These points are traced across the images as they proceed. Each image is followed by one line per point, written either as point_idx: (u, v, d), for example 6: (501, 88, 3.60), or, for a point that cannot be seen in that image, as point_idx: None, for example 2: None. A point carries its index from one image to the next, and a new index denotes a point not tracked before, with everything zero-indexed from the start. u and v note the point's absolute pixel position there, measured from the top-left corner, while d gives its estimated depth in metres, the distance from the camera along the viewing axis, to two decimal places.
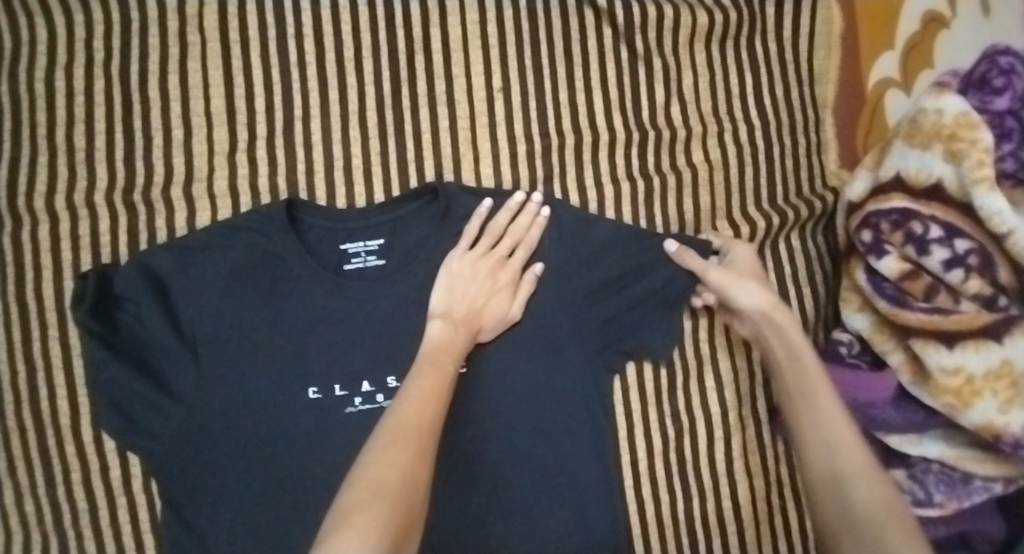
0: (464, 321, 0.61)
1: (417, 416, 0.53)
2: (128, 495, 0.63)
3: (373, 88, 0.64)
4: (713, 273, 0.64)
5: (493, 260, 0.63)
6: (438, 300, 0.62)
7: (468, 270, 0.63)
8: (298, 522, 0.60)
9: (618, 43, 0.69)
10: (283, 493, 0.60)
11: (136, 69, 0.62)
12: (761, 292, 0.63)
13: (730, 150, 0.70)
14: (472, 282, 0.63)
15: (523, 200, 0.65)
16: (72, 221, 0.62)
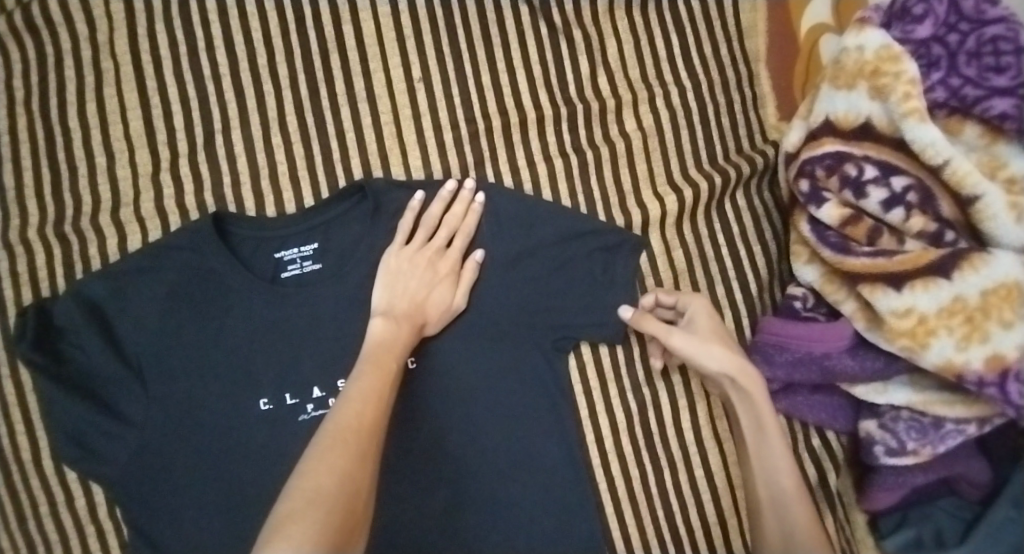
0: (406, 315, 0.60)
1: (358, 419, 0.52)
2: (96, 523, 0.63)
3: (291, 93, 0.65)
4: (677, 338, 0.62)
5: (430, 251, 0.62)
6: (380, 297, 0.61)
7: (407, 264, 0.62)
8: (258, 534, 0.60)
9: (537, 19, 0.68)
10: (242, 507, 0.60)
11: (55, 102, 0.63)
12: (728, 356, 0.61)
13: (663, 114, 0.69)
14: (412, 276, 0.62)
15: (455, 189, 0.65)
16: (9, 259, 0.62)
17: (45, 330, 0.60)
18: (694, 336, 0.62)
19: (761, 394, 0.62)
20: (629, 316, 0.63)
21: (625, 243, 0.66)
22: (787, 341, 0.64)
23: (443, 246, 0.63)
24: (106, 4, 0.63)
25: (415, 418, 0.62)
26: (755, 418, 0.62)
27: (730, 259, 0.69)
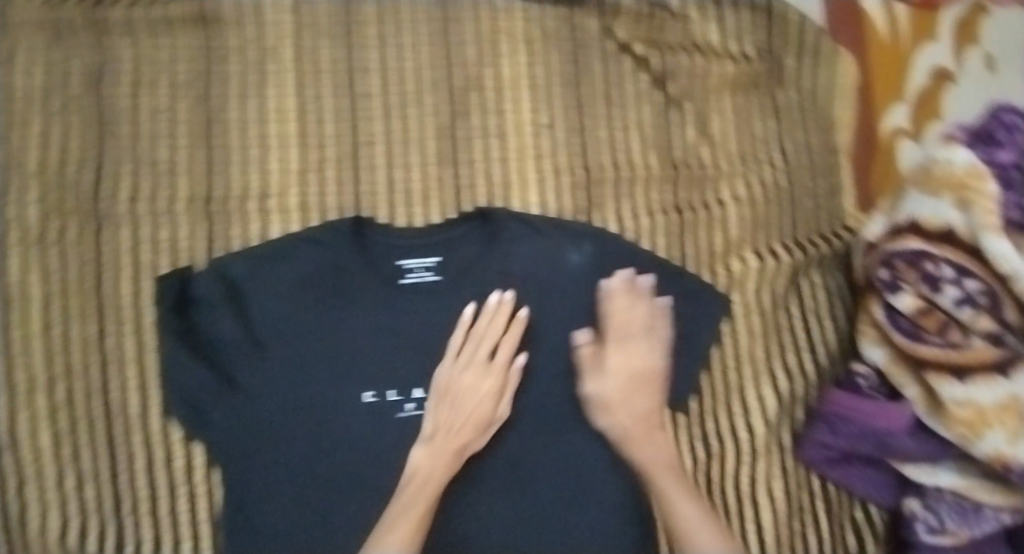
0: (447, 440, 0.64)
1: (394, 533, 0.58)
2: (188, 485, 0.67)
3: (432, 120, 0.71)
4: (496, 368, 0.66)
5: (476, 367, 0.66)
6: (435, 418, 0.65)
7: (455, 382, 0.65)
8: (344, 520, 0.63)
9: (652, 88, 0.74)
10: (331, 493, 0.63)
11: (218, 91, 0.69)
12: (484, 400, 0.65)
13: (756, 190, 0.74)
14: (467, 394, 0.65)
15: (497, 302, 0.67)
16: (153, 226, 0.67)
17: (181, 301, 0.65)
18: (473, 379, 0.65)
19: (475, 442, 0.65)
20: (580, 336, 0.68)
21: (705, 301, 0.71)
22: (851, 415, 0.69)
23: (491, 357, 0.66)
24: (279, 14, 0.70)
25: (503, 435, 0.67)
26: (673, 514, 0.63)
27: (801, 332, 0.75)
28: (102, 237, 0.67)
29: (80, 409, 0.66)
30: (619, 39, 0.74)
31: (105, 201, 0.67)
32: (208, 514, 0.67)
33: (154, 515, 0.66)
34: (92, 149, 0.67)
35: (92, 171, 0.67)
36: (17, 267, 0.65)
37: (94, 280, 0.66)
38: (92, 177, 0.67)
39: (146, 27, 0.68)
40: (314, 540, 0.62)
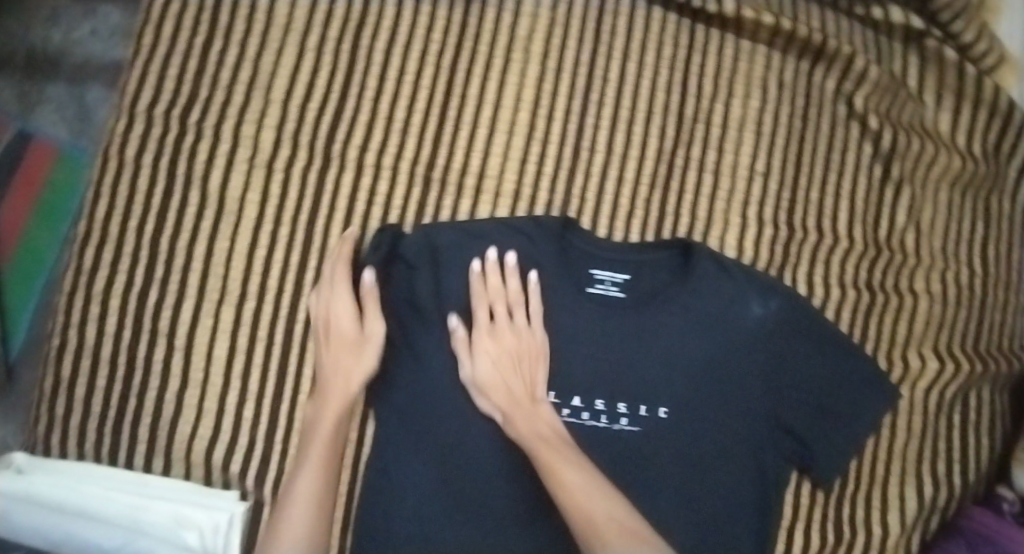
0: (498, 394, 0.66)
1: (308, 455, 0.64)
2: (345, 427, 0.71)
3: (655, 142, 0.72)
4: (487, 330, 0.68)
5: (500, 330, 0.68)
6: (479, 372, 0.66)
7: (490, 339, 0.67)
8: (481, 500, 0.68)
9: (875, 162, 0.73)
10: (476, 473, 0.68)
11: (464, 66, 0.71)
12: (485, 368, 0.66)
13: (949, 288, 0.74)
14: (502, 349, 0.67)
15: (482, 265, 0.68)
16: (374, 177, 0.70)
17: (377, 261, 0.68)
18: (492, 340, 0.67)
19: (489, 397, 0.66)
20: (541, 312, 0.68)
21: (874, 389, 0.71)
22: (995, 539, 0.67)
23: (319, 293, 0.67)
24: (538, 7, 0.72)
25: (644, 463, 0.70)
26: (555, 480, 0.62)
27: (956, 442, 0.74)
28: (324, 177, 0.70)
29: (265, 329, 0.69)
30: (854, 107, 0.73)
31: (337, 144, 0.70)
32: (352, 464, 0.71)
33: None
34: (338, 93, 0.70)
35: (331, 115, 0.70)
36: (244, 187, 0.69)
37: (309, 215, 0.69)
38: (331, 118, 0.70)
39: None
40: (450, 511, 0.67)
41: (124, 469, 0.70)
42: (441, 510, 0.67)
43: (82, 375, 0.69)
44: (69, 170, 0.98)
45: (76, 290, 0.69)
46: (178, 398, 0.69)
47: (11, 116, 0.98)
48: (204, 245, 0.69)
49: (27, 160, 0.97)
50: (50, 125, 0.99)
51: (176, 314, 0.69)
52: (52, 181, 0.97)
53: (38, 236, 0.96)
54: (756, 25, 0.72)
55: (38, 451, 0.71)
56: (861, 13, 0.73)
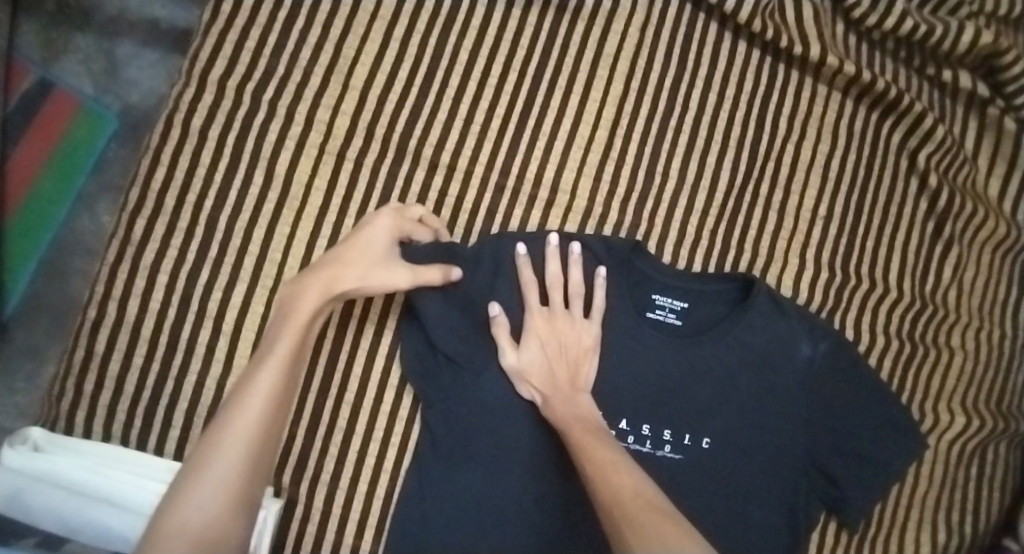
0: (539, 378, 0.66)
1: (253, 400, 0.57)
2: (388, 429, 0.69)
3: (727, 175, 0.72)
4: (537, 313, 0.67)
5: (552, 315, 0.67)
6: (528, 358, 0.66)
7: (542, 325, 0.67)
8: (521, 516, 0.66)
9: (929, 219, 0.75)
10: (519, 487, 0.66)
11: (547, 78, 0.71)
12: (533, 354, 0.66)
13: (983, 347, 0.76)
14: (553, 338, 0.67)
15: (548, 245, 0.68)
16: (446, 178, 0.69)
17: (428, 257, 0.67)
18: (541, 323, 0.67)
19: (534, 381, 0.66)
20: (599, 302, 0.68)
21: (906, 438, 0.73)
22: None
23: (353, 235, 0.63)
24: (626, 28, 0.72)
25: (682, 492, 0.70)
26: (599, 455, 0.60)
27: (972, 495, 0.76)
28: (395, 171, 0.68)
29: None
30: (915, 163, 0.75)
31: (412, 140, 0.68)
32: (391, 469, 0.69)
33: (349, 453, 0.69)
34: (419, 89, 0.69)
35: (410, 110, 0.69)
36: (310, 173, 0.67)
37: (376, 209, 0.68)
38: (409, 113, 0.69)
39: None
40: (490, 524, 0.66)
41: (151, 455, 0.66)
42: (478, 525, 0.66)
43: (117, 351, 0.66)
44: (89, 130, 0.95)
45: (121, 261, 0.66)
46: (218, 385, 0.66)
47: (31, 62, 0.95)
48: (264, 227, 0.67)
49: (45, 112, 0.94)
50: (75, 77, 0.96)
51: (226, 297, 0.66)
52: (69, 138, 0.95)
53: (47, 193, 0.94)
54: (834, 72, 0.73)
55: (57, 428, 0.67)
56: (931, 72, 0.75)
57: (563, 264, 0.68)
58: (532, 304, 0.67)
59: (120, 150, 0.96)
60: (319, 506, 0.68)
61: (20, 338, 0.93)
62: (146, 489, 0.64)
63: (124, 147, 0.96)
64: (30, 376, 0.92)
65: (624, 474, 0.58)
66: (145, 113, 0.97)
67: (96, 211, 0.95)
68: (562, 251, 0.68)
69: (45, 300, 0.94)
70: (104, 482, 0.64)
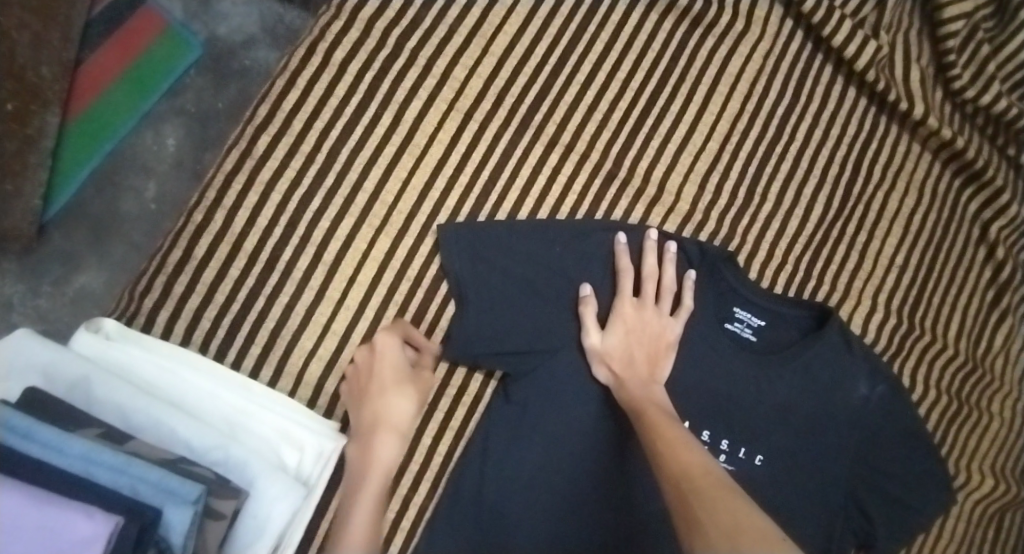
0: (618, 362, 0.67)
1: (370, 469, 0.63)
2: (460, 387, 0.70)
3: (820, 207, 0.76)
4: (626, 301, 0.69)
5: (639, 307, 0.69)
6: (611, 342, 0.67)
7: (629, 313, 0.69)
8: (572, 503, 0.67)
9: (990, 287, 0.80)
10: (575, 477, 0.68)
11: (671, 84, 0.75)
12: (617, 339, 0.68)
13: (1017, 417, 0.80)
14: (638, 328, 0.69)
15: (646, 239, 0.70)
16: (562, 157, 0.72)
17: (522, 230, 0.69)
18: (629, 312, 0.69)
19: (614, 364, 0.67)
20: (687, 303, 0.70)
21: (942, 490, 0.76)
22: None
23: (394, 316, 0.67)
24: (750, 54, 0.76)
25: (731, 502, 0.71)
26: (667, 440, 0.60)
27: None
28: (516, 142, 0.71)
29: (415, 269, 0.68)
30: (985, 232, 0.80)
31: (537, 116, 0.72)
32: (456, 428, 0.70)
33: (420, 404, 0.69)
34: (552, 70, 0.72)
35: (539, 86, 0.72)
36: (436, 125, 0.70)
37: (491, 173, 0.70)
38: (539, 91, 0.72)
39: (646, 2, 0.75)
40: (542, 505, 0.67)
41: (227, 367, 0.65)
42: (533, 507, 0.67)
43: (216, 258, 0.65)
44: (171, 53, 0.88)
45: (237, 170, 0.66)
46: (307, 313, 0.66)
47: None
48: (383, 168, 0.68)
49: (129, 25, 0.87)
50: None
51: (334, 226, 0.67)
52: (147, 57, 0.87)
53: (113, 108, 0.86)
54: (931, 134, 0.78)
55: (133, 323, 0.65)
56: (1013, 154, 0.80)
57: (659, 260, 0.70)
58: (622, 291, 0.69)
59: (198, 78, 0.89)
60: None
61: (56, 246, 0.84)
62: (221, 401, 0.63)
63: (202, 76, 0.89)
64: (60, 282, 0.83)
65: (692, 458, 0.58)
66: (229, 50, 0.90)
67: (163, 133, 0.88)
68: (659, 245, 0.70)
69: (92, 212, 0.85)
70: (180, 384, 0.63)
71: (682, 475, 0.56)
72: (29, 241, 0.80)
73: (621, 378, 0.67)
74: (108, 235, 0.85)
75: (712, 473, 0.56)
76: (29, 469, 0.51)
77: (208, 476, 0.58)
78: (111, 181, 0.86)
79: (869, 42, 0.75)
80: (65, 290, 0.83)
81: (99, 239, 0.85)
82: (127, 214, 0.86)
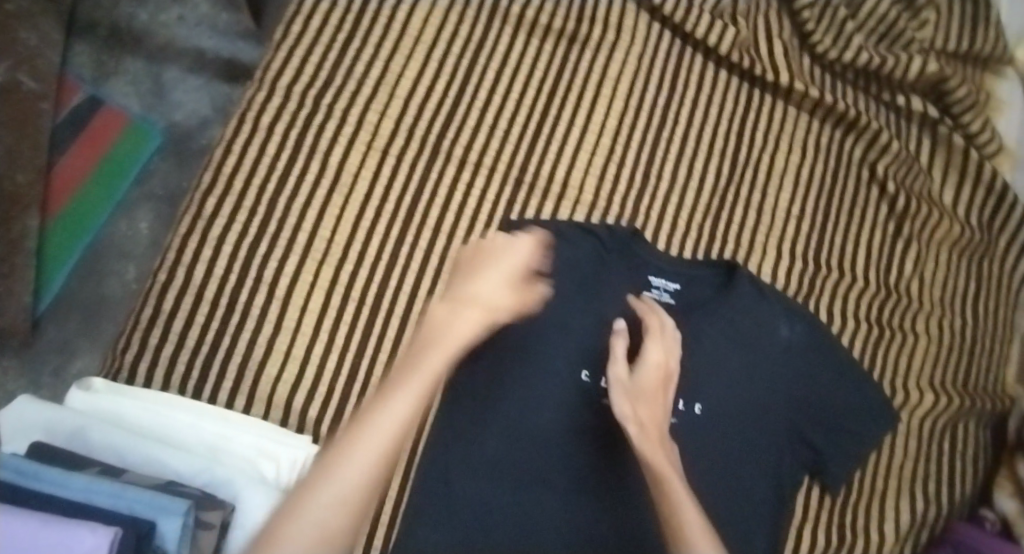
0: (631, 394, 0.64)
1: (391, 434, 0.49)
2: (415, 385, 0.78)
3: (713, 176, 0.85)
4: (653, 342, 0.67)
5: (660, 347, 0.67)
6: (625, 379, 0.65)
7: (652, 353, 0.67)
8: (531, 481, 0.70)
9: (889, 219, 0.87)
10: (530, 454, 0.71)
11: (560, 95, 0.85)
12: (631, 379, 0.65)
13: (945, 333, 0.85)
14: (651, 365, 0.66)
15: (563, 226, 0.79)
16: (472, 172, 0.82)
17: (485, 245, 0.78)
18: (650, 350, 0.67)
19: (626, 398, 0.64)
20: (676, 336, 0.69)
21: (883, 411, 0.80)
22: (980, 544, 0.76)
23: (481, 259, 0.63)
24: (624, 57, 0.87)
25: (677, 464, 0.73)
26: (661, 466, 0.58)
27: (947, 467, 0.83)
28: (429, 167, 0.82)
29: (357, 289, 0.79)
30: (875, 171, 0.87)
31: (444, 141, 0.83)
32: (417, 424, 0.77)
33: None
34: (452, 101, 0.84)
35: (442, 116, 0.83)
36: (357, 165, 0.81)
37: (411, 198, 0.81)
38: (443, 119, 0.83)
39: (527, 33, 0.87)
40: (503, 488, 0.69)
41: (203, 402, 0.75)
42: (494, 490, 0.69)
43: (182, 309, 0.76)
44: (132, 144, 1.03)
45: (190, 233, 0.78)
46: (269, 345, 0.77)
47: (82, 80, 1.05)
48: (315, 208, 0.80)
49: (93, 126, 1.02)
50: (123, 96, 1.05)
51: (281, 267, 0.78)
52: (113, 151, 1.02)
53: (90, 202, 1.00)
54: (803, 96, 0.87)
55: (118, 378, 0.76)
56: (887, 98, 0.89)
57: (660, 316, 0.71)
58: (653, 333, 0.68)
59: (161, 162, 1.03)
60: None
61: (51, 335, 0.95)
62: (198, 428, 0.73)
63: (165, 159, 1.04)
64: (59, 370, 0.94)
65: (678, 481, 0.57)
66: (186, 131, 1.05)
67: (135, 219, 1.01)
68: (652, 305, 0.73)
69: (78, 301, 0.97)
70: (162, 418, 0.72)
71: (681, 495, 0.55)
72: (24, 334, 0.92)
73: (629, 408, 0.63)
74: (98, 316, 0.97)
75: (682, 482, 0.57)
76: (35, 502, 0.61)
77: (195, 493, 0.66)
78: (95, 269, 0.99)
79: (726, 29, 0.86)
80: (65, 375, 0.94)
81: (90, 324, 0.96)
82: (113, 297, 0.98)
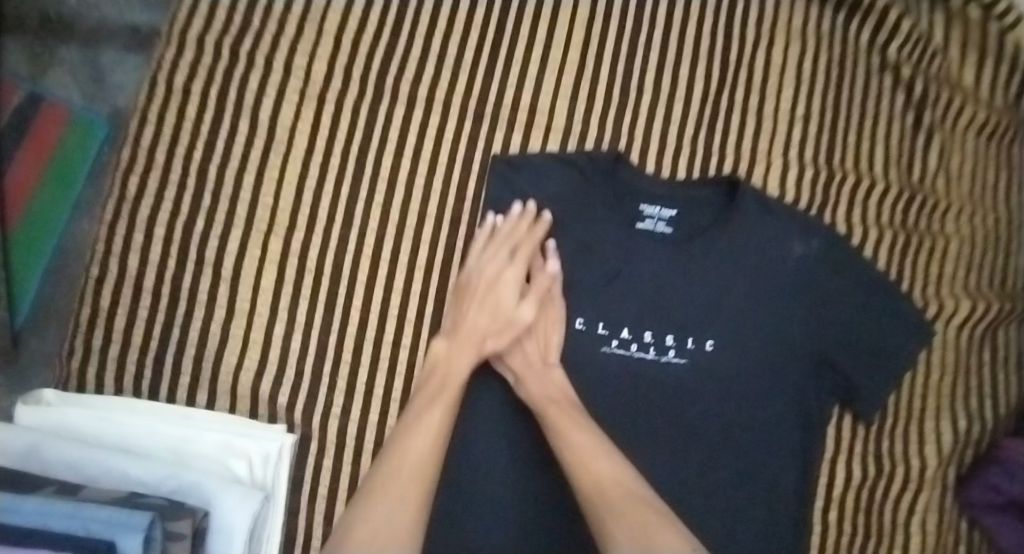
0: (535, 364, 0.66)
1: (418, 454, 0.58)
2: (391, 356, 0.70)
3: (701, 83, 0.75)
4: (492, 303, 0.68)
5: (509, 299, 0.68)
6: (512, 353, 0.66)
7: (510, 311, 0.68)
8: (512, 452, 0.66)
9: (906, 109, 0.77)
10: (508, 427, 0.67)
11: (516, 11, 0.76)
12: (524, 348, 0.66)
13: (977, 230, 0.76)
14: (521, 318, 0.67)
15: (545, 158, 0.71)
16: (425, 110, 0.74)
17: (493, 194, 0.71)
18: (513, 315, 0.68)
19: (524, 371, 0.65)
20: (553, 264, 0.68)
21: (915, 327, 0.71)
22: None
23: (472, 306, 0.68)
24: None
25: (685, 406, 0.67)
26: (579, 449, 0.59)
27: (990, 378, 0.75)
28: (378, 110, 0.73)
29: (313, 258, 0.71)
30: (886, 56, 0.77)
31: (389, 78, 0.74)
32: (399, 399, 0.69)
33: (356, 386, 0.69)
34: (394, 33, 0.75)
35: (383, 51, 0.75)
36: (293, 117, 0.73)
37: (360, 146, 0.73)
38: (386, 54, 0.75)
39: None
40: (489, 459, 0.66)
41: (163, 402, 0.68)
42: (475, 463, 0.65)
43: (122, 305, 0.69)
44: (82, 136, 0.92)
45: (119, 217, 0.71)
46: (223, 329, 0.69)
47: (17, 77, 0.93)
48: (253, 171, 0.72)
49: (37, 123, 0.92)
50: (63, 87, 0.94)
51: (225, 237, 0.71)
52: (62, 145, 0.92)
53: (47, 204, 0.90)
54: None
55: (69, 387, 0.69)
56: None
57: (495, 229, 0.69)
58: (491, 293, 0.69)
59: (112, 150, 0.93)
60: (333, 438, 0.69)
61: (31, 352, 0.88)
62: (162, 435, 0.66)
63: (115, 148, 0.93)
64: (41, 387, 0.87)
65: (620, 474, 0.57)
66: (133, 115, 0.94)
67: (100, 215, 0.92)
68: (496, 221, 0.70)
69: (53, 311, 0.89)
70: (121, 429, 0.65)
71: (641, 512, 0.53)
72: None
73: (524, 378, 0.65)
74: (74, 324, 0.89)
75: (625, 484, 0.56)
76: None
77: (161, 503, 0.59)
78: (65, 275, 0.90)
79: None
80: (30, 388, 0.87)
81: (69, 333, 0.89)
82: None
